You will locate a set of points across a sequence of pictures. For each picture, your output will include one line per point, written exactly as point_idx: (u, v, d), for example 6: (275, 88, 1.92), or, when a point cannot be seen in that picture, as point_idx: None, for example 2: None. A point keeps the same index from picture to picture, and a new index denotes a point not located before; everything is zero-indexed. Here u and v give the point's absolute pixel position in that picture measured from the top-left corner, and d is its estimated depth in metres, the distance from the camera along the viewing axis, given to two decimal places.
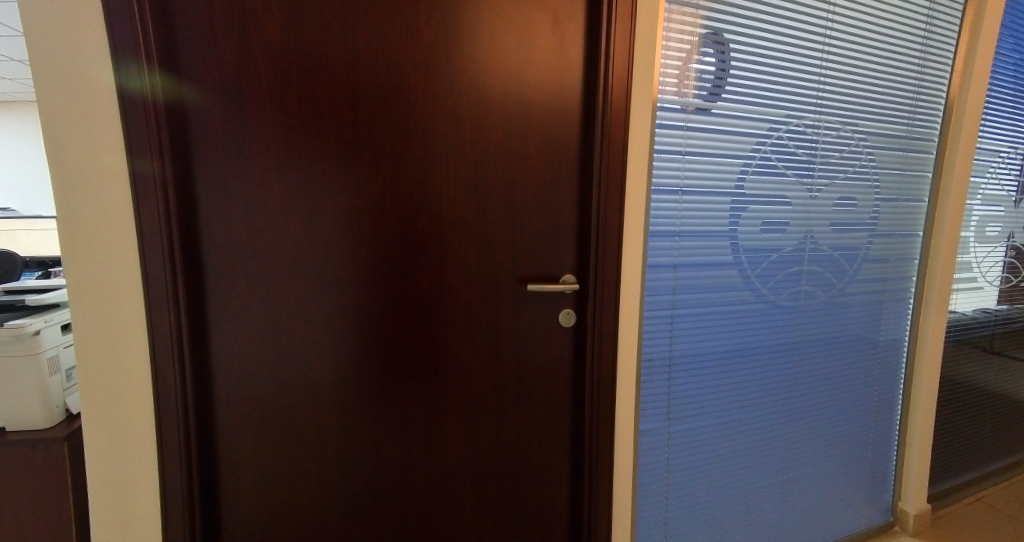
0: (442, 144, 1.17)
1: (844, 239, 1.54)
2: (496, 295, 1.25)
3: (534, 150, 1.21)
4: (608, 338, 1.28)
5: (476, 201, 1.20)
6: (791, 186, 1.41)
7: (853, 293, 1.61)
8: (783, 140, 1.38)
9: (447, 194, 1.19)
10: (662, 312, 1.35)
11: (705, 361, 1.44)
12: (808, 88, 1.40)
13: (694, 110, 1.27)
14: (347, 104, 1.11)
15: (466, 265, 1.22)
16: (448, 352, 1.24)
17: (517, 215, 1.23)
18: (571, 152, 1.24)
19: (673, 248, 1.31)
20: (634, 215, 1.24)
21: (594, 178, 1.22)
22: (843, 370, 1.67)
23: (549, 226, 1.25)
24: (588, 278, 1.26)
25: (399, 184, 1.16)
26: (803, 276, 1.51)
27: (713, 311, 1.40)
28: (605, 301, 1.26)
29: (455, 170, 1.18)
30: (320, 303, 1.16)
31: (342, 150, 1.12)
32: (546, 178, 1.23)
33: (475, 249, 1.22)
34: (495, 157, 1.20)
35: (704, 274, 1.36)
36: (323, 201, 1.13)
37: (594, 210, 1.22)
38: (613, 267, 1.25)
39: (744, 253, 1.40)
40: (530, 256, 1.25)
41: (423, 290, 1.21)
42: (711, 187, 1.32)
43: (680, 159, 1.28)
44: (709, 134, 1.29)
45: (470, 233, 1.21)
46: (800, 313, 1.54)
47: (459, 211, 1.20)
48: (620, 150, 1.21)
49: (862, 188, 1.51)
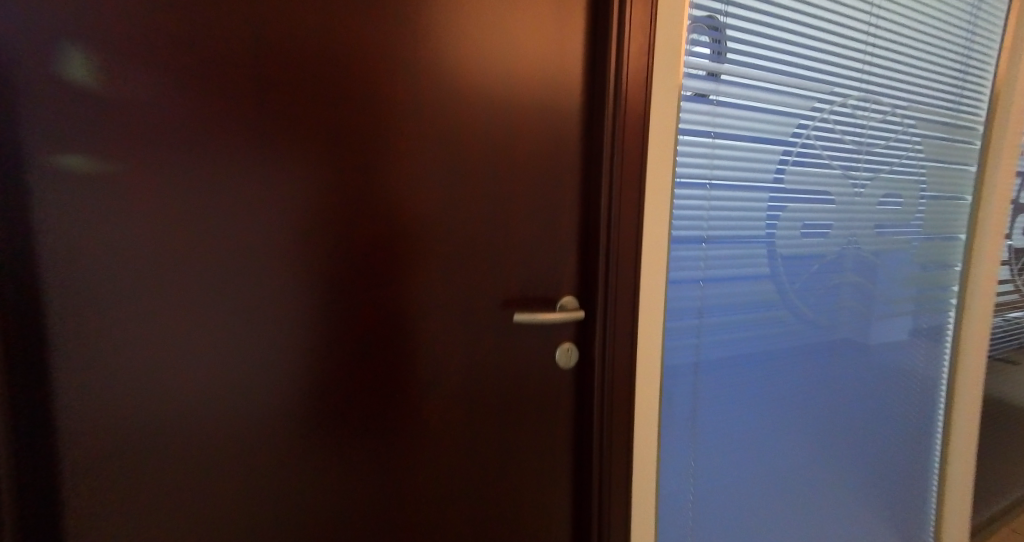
0: (387, 113, 0.78)
1: (887, 244, 1.29)
2: (469, 327, 0.88)
3: (521, 129, 0.87)
4: (621, 384, 0.94)
5: (439, 198, 0.83)
6: (836, 180, 1.13)
7: (892, 306, 1.38)
8: (827, 122, 1.11)
9: (397, 186, 0.80)
10: (687, 341, 1.04)
11: (737, 398, 1.16)
12: (854, 58, 1.13)
13: (723, 77, 0.97)
14: (236, 45, 0.69)
15: (427, 287, 0.85)
16: (399, 417, 0.86)
17: (498, 217, 0.87)
18: (569, 131, 0.90)
19: (700, 258, 1.00)
20: (652, 217, 0.93)
21: (601, 166, 0.88)
22: (881, 395, 1.43)
23: (542, 233, 0.90)
24: (596, 303, 0.92)
25: (326, 170, 0.76)
26: (843, 288, 1.25)
27: (746, 337, 1.12)
28: (619, 334, 0.92)
29: (408, 152, 0.80)
30: (200, 354, 0.74)
31: (230, 118, 0.70)
32: (536, 167, 0.88)
33: (439, 265, 0.85)
34: (467, 136, 0.83)
35: (738, 290, 1.06)
36: (197, 197, 0.70)
37: (602, 211, 0.89)
38: (630, 287, 0.92)
39: (782, 263, 1.11)
40: (518, 275, 0.89)
41: (364, 326, 0.82)
42: (746, 181, 1.02)
43: (708, 146, 0.97)
44: (743, 110, 1.00)
45: (431, 244, 0.84)
46: (839, 332, 1.29)
47: (417, 211, 0.82)
48: (638, 127, 0.89)
49: (909, 182, 1.26)
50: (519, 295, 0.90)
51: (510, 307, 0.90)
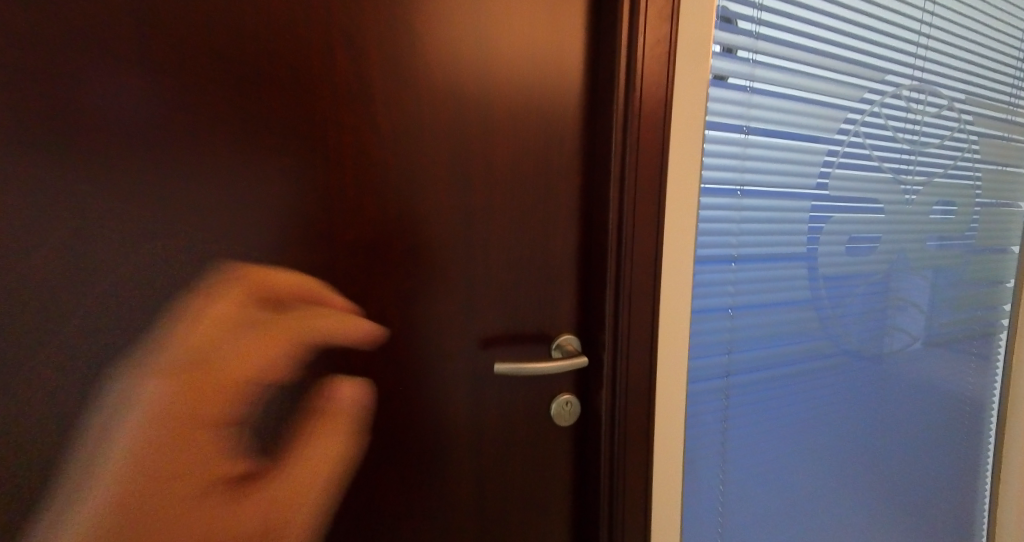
0: (319, 96, 0.58)
1: (938, 260, 1.11)
2: (436, 378, 0.68)
3: (507, 120, 0.65)
4: (637, 445, 0.74)
5: (393, 209, 0.63)
6: (887, 185, 0.95)
7: (941, 330, 1.19)
8: (879, 116, 0.92)
9: (333, 194, 0.60)
10: (715, 382, 0.85)
11: (772, 448, 0.96)
12: (908, 39, 0.95)
13: (758, 58, 0.78)
14: (104, 1, 0.51)
15: (377, 326, 0.65)
16: (352, 490, 0.67)
17: (473, 236, 0.66)
18: (570, 123, 0.68)
19: (730, 283, 0.81)
20: (673, 234, 0.72)
21: (609, 169, 0.67)
22: (930, 433, 1.23)
23: (532, 255, 0.69)
24: (603, 346, 0.71)
25: (230, 170, 0.57)
26: (891, 312, 1.06)
27: (783, 373, 0.93)
28: (632, 383, 0.71)
29: (348, 149, 0.60)
30: (48, 423, 0.54)
31: (91, 104, 0.52)
32: (526, 171, 0.67)
33: (394, 298, 0.65)
34: (431, 128, 0.62)
35: (774, 319, 0.87)
36: (53, 211, 0.52)
37: (612, 229, 0.67)
38: (646, 326, 0.71)
39: (825, 285, 0.92)
40: (499, 310, 0.69)
41: (292, 378, 0.62)
42: (783, 188, 0.83)
43: (740, 143, 0.78)
44: (780, 100, 0.81)
45: (382, 270, 0.64)
46: (887, 363, 1.10)
47: (362, 226, 0.62)
48: (662, 118, 0.67)
49: (963, 187, 1.09)
50: (501, 336, 0.70)
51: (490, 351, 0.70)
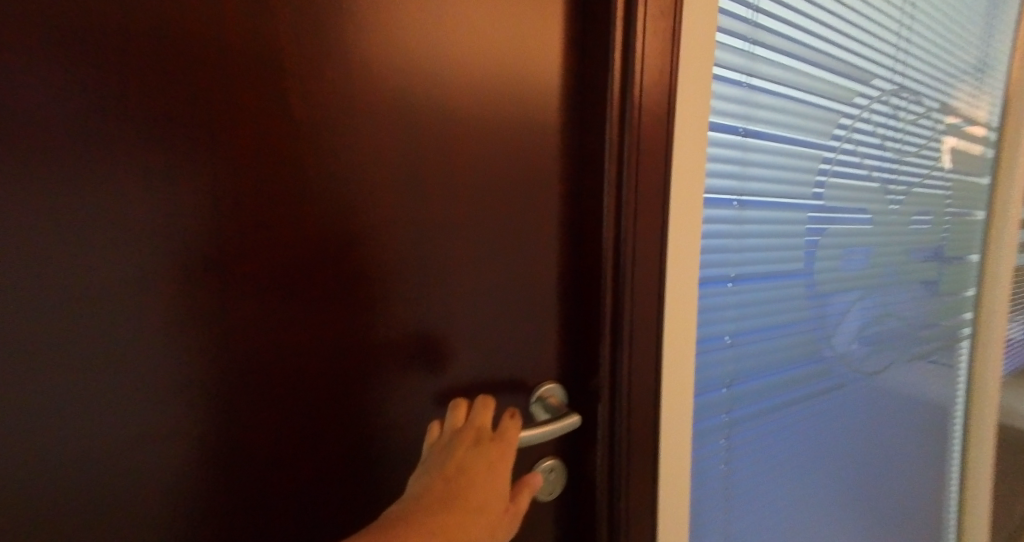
0: (199, 64, 0.37)
1: (916, 271, 1.07)
2: (383, 453, 0.51)
3: (475, 110, 0.50)
4: (641, 512, 0.60)
5: (321, 230, 0.44)
6: (875, 195, 0.90)
7: (917, 343, 1.16)
8: (867, 122, 0.87)
9: (225, 212, 0.40)
10: (717, 421, 0.74)
11: (773, 487, 0.86)
12: (888, 43, 0.91)
13: (758, 50, 0.68)
14: None
15: (297, 399, 0.45)
16: None
17: (433, 260, 0.50)
18: (553, 116, 0.55)
19: (732, 307, 0.70)
20: (675, 254, 0.59)
21: (604, 174, 0.53)
22: (908, 449, 1.20)
23: (507, 286, 0.54)
24: (596, 395, 0.57)
25: (23, 181, 0.33)
26: (878, 329, 1.01)
27: (784, 404, 0.83)
28: (635, 437, 0.58)
29: (249, 144, 0.40)
30: None
31: None
32: (500, 176, 0.52)
33: (322, 355, 0.46)
34: (374, 117, 0.45)
35: (775, 344, 0.78)
36: None
37: (608, 247, 0.54)
38: (646, 366, 0.58)
39: (822, 304, 0.84)
40: (466, 355, 0.53)
41: (158, 495, 0.41)
42: (784, 198, 0.74)
43: (742, 146, 0.67)
44: (780, 99, 0.72)
45: (306, 316, 0.45)
46: (874, 381, 1.04)
47: (275, 257, 0.42)
48: (664, 111, 0.55)
49: (935, 198, 1.06)
50: (468, 390, 0.54)
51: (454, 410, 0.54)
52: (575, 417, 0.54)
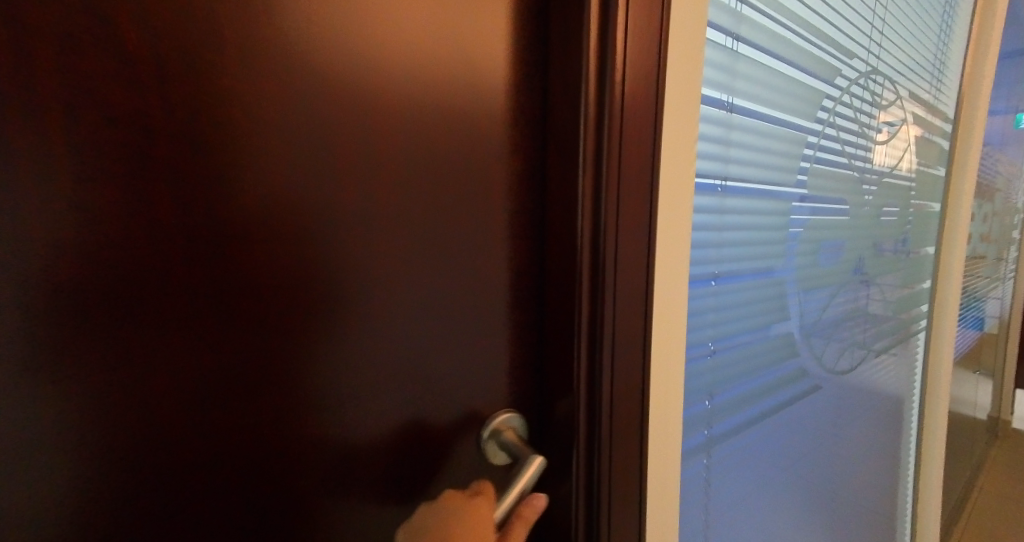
0: None
1: (882, 264, 1.04)
2: (295, 524, 0.38)
3: (412, 59, 0.38)
4: None
5: (188, 215, 0.31)
6: (849, 184, 0.84)
7: (882, 338, 1.14)
8: (845, 103, 0.81)
9: (13, 183, 0.26)
10: (697, 437, 0.65)
11: (749, 500, 0.80)
12: (864, 21, 0.85)
13: (745, 11, 0.59)
14: None
15: (157, 454, 0.32)
16: None
17: (355, 257, 0.38)
18: (515, 73, 0.43)
19: (715, 307, 0.61)
20: (663, 246, 0.49)
21: (579, 148, 0.42)
22: (869, 446, 1.18)
23: (455, 295, 0.43)
24: (569, 427, 0.46)
25: None
26: (848, 325, 0.96)
27: (763, 411, 0.76)
28: (616, 474, 0.48)
29: (56, 79, 0.27)
30: None
31: None
32: (445, 148, 0.40)
33: (193, 390, 0.33)
34: (265, 56, 0.32)
35: (756, 347, 0.70)
36: None
37: (585, 242, 0.43)
38: (629, 384, 0.48)
39: (800, 302, 0.78)
40: (404, 378, 0.42)
41: None
42: (767, 184, 0.66)
43: (727, 122, 0.58)
44: (766, 71, 0.63)
45: (165, 336, 0.32)
46: (845, 380, 1.00)
47: (109, 252, 0.29)
48: (653, 71, 0.45)
49: (902, 188, 1.03)
50: (409, 428, 0.43)
51: (389, 449, 0.42)
52: (542, 457, 0.44)
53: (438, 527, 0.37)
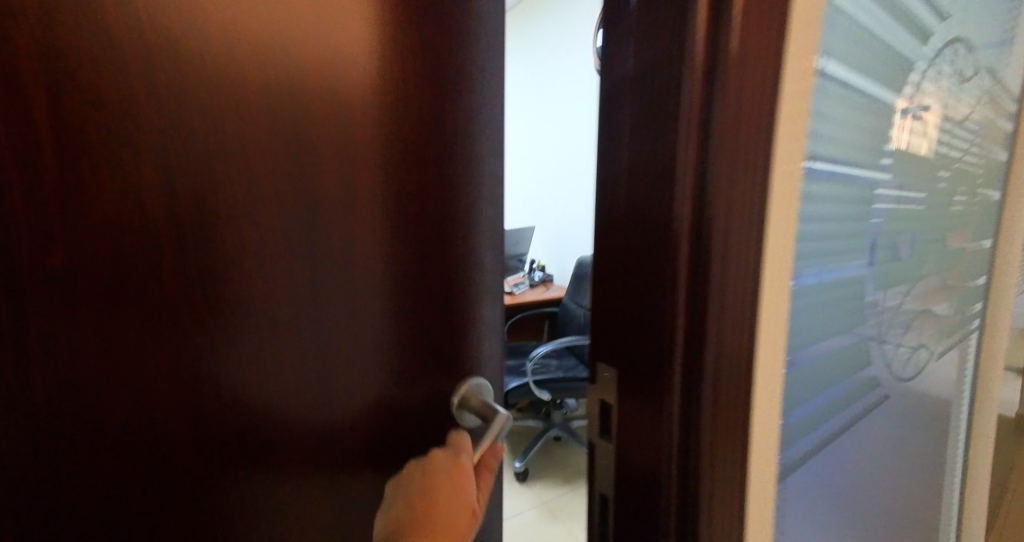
0: None
1: (947, 259, 0.92)
2: (280, 510, 0.41)
3: (377, 68, 0.41)
4: None
5: (167, 202, 0.31)
6: (923, 166, 0.73)
7: (941, 341, 1.02)
8: (925, 71, 0.69)
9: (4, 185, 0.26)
10: (786, 474, 0.53)
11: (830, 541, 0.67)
12: None
13: None
14: None
15: (148, 453, 0.33)
16: None
17: (328, 249, 0.40)
18: (461, 85, 0.47)
19: (812, 317, 0.49)
20: (786, 247, 0.37)
21: (679, 104, 0.31)
22: (919, 460, 1.07)
23: (419, 289, 0.47)
24: (654, 481, 0.35)
25: None
26: (914, 330, 0.85)
27: (843, 436, 0.64)
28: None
29: (40, 58, 0.26)
30: None
31: None
32: (407, 154, 0.44)
33: (180, 390, 0.34)
34: (251, 56, 0.34)
35: (839, 361, 0.59)
36: None
37: (682, 235, 0.32)
38: (733, 423, 0.36)
39: (874, 306, 0.67)
40: (375, 365, 0.45)
41: None
42: (856, 165, 0.54)
43: (825, 84, 0.46)
44: (862, 25, 0.51)
45: (151, 328, 0.32)
46: (910, 391, 0.88)
47: (90, 238, 0.29)
48: (779, 2, 0.33)
49: (969, 173, 0.92)
50: (383, 414, 0.46)
51: (365, 435, 0.45)
52: (506, 415, 0.49)
53: (429, 488, 0.44)
